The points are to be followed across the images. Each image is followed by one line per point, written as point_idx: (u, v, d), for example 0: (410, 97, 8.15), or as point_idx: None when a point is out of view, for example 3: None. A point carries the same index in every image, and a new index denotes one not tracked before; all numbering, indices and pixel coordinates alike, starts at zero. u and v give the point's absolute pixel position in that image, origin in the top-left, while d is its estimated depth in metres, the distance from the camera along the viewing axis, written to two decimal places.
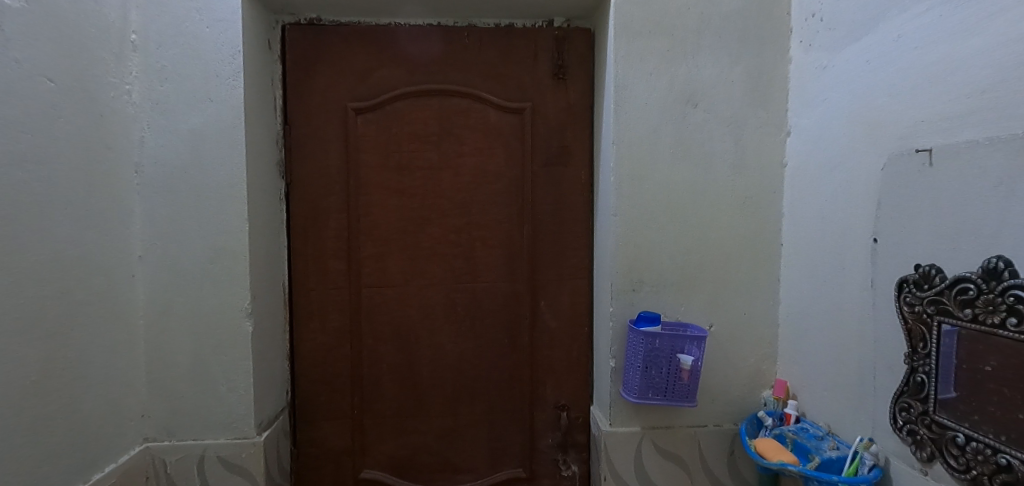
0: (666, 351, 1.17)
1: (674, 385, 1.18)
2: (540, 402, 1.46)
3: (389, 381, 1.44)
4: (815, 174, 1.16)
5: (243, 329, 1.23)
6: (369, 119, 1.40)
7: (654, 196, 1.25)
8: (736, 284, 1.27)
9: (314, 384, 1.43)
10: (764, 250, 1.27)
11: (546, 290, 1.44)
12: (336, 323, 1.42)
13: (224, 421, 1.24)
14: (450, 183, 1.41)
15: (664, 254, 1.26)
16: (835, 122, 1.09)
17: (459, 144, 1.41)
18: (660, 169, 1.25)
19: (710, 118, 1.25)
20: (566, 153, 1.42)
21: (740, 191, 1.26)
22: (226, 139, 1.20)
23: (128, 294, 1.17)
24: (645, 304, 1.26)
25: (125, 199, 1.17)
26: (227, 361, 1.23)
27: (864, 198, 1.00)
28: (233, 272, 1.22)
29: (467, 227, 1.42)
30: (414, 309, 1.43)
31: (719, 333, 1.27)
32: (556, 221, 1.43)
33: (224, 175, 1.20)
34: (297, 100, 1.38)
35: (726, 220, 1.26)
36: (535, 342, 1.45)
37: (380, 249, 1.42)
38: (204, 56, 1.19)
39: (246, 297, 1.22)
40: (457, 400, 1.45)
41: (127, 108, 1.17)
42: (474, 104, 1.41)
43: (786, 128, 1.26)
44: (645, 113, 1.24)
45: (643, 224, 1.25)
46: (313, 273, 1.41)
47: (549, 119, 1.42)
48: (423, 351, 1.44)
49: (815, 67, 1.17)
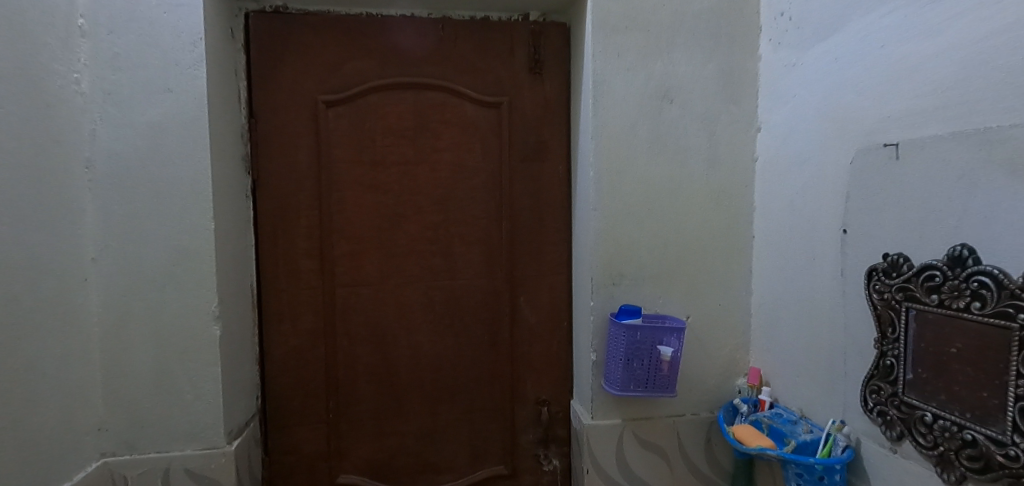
0: (647, 343, 1.19)
1: (655, 376, 1.20)
2: (521, 398, 1.45)
3: (365, 382, 1.40)
4: (785, 168, 1.20)
5: (211, 334, 1.16)
6: (341, 112, 1.35)
7: (632, 191, 1.26)
8: (712, 275, 1.31)
9: (287, 388, 1.37)
10: (737, 241, 1.31)
11: (525, 285, 1.44)
12: (309, 324, 1.37)
13: (191, 431, 1.17)
14: (427, 178, 1.39)
15: (642, 247, 1.28)
16: (804, 118, 1.14)
17: (436, 138, 1.39)
18: (638, 163, 1.26)
19: (684, 114, 1.27)
20: (543, 148, 1.42)
21: (714, 185, 1.29)
22: (188, 132, 1.13)
23: (81, 299, 1.09)
24: (624, 297, 1.28)
25: (76, 197, 1.08)
26: (194, 368, 1.16)
27: (833, 190, 1.05)
28: (198, 274, 1.15)
29: (445, 224, 1.40)
30: (391, 307, 1.40)
31: (695, 323, 1.30)
32: (534, 216, 1.43)
33: (187, 170, 1.13)
34: (263, 92, 1.32)
35: (701, 214, 1.29)
36: (514, 339, 1.44)
37: (354, 247, 1.37)
38: (162, 45, 1.12)
39: (214, 300, 1.16)
40: (437, 399, 1.43)
41: (76, 98, 1.08)
42: (450, 98, 1.39)
43: (756, 123, 1.30)
44: (623, 108, 1.25)
45: (622, 218, 1.26)
46: (284, 273, 1.36)
47: (526, 114, 1.41)
48: (401, 351, 1.41)
49: (784, 64, 1.21)
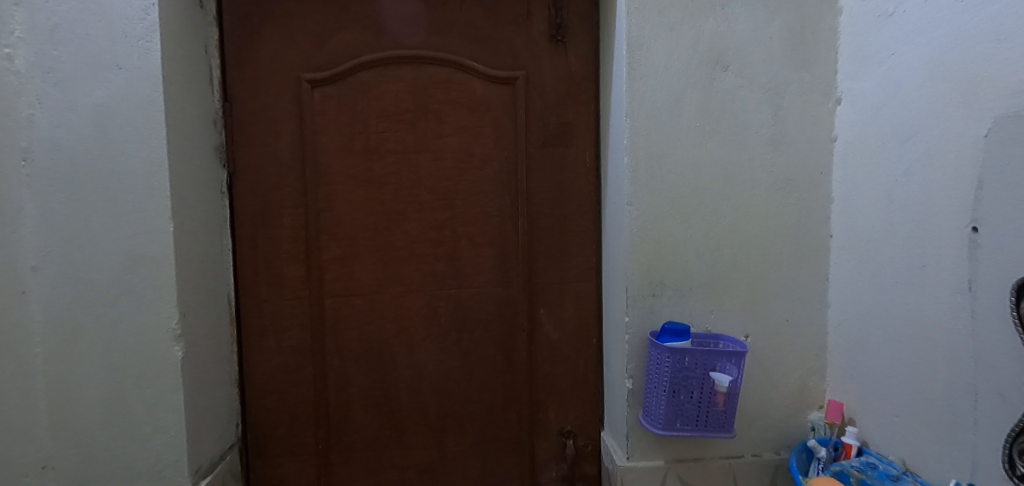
0: (698, 371, 0.94)
1: (708, 412, 0.96)
2: (541, 428, 1.23)
3: (360, 407, 1.20)
4: (877, 148, 0.94)
5: (172, 356, 0.98)
6: (327, 93, 1.15)
7: (677, 181, 1.02)
8: (778, 285, 1.05)
9: (270, 415, 1.19)
10: (810, 242, 1.05)
11: (546, 295, 1.21)
12: (295, 341, 1.18)
13: (149, 470, 0.99)
14: (429, 169, 1.18)
15: (690, 250, 1.03)
16: (908, 82, 0.87)
17: (439, 122, 1.17)
18: (685, 145, 1.02)
19: (742, 84, 1.02)
20: (567, 132, 1.19)
21: (780, 173, 1.04)
22: (141, 116, 0.95)
23: (16, 313, 0.93)
24: (667, 312, 1.04)
25: (9, 194, 0.92)
26: (153, 396, 0.98)
27: (954, 175, 0.79)
28: (155, 286, 0.97)
29: (450, 222, 1.19)
30: (388, 321, 1.19)
31: (757, 344, 1.05)
32: (556, 213, 1.20)
33: (140, 162, 0.95)
34: (241, 72, 1.14)
35: (764, 209, 1.04)
36: (534, 359, 1.22)
37: (345, 251, 1.18)
38: (110, 14, 0.94)
39: (174, 316, 0.98)
40: (443, 429, 1.22)
41: (8, 77, 0.92)
42: (455, 74, 1.17)
43: (835, 94, 1.04)
44: (666, 78, 1.01)
45: (664, 215, 1.02)
46: (266, 281, 1.17)
47: (546, 91, 1.18)
48: (400, 371, 1.20)
49: (876, 15, 0.94)
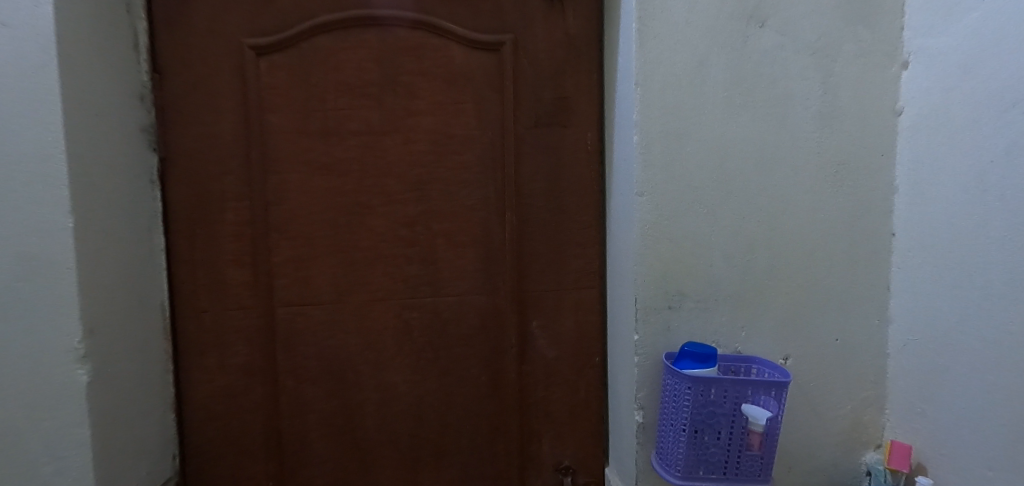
0: (726, 407, 0.74)
1: (739, 458, 0.76)
2: (534, 463, 1.04)
3: (319, 436, 1.02)
4: (964, 120, 0.73)
5: (74, 382, 0.79)
6: (275, 63, 0.96)
7: (700, 165, 0.81)
8: (826, 296, 0.84)
9: (214, 445, 1.01)
10: (867, 242, 0.84)
11: (540, 305, 1.01)
12: (241, 358, 1.00)
13: None
14: (399, 153, 0.98)
15: (715, 252, 0.83)
16: (1010, 30, 0.66)
17: (411, 97, 0.98)
18: (710, 121, 0.81)
19: (784, 44, 0.81)
20: (564, 109, 0.99)
21: (830, 155, 0.83)
22: (29, 84, 0.76)
23: None
24: (687, 329, 0.83)
25: None
26: (51, 431, 0.79)
27: None
28: (52, 295, 0.78)
29: (425, 218, 0.99)
30: (352, 334, 1.00)
31: (799, 369, 0.85)
32: (551, 207, 1.00)
33: (27, 142, 0.76)
34: (173, 38, 0.95)
35: (809, 200, 0.83)
36: (525, 380, 1.02)
37: (300, 252, 0.99)
38: None
39: (76, 333, 0.79)
40: (418, 462, 1.03)
41: None
42: (429, 38, 0.97)
43: (901, 57, 0.83)
44: (686, 36, 0.80)
45: (684, 208, 0.81)
46: (206, 288, 0.99)
47: (539, 58, 0.98)
48: (366, 394, 1.01)
49: None
